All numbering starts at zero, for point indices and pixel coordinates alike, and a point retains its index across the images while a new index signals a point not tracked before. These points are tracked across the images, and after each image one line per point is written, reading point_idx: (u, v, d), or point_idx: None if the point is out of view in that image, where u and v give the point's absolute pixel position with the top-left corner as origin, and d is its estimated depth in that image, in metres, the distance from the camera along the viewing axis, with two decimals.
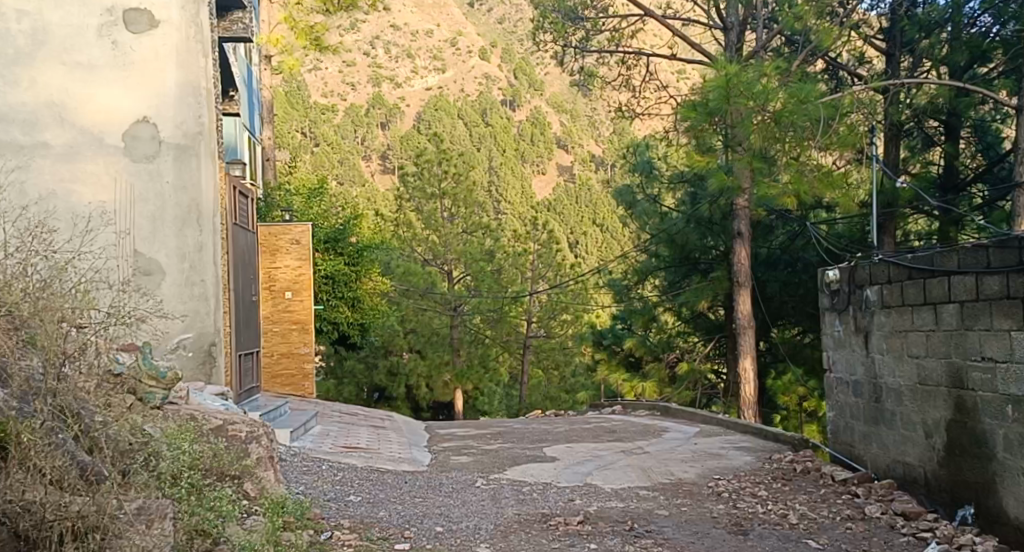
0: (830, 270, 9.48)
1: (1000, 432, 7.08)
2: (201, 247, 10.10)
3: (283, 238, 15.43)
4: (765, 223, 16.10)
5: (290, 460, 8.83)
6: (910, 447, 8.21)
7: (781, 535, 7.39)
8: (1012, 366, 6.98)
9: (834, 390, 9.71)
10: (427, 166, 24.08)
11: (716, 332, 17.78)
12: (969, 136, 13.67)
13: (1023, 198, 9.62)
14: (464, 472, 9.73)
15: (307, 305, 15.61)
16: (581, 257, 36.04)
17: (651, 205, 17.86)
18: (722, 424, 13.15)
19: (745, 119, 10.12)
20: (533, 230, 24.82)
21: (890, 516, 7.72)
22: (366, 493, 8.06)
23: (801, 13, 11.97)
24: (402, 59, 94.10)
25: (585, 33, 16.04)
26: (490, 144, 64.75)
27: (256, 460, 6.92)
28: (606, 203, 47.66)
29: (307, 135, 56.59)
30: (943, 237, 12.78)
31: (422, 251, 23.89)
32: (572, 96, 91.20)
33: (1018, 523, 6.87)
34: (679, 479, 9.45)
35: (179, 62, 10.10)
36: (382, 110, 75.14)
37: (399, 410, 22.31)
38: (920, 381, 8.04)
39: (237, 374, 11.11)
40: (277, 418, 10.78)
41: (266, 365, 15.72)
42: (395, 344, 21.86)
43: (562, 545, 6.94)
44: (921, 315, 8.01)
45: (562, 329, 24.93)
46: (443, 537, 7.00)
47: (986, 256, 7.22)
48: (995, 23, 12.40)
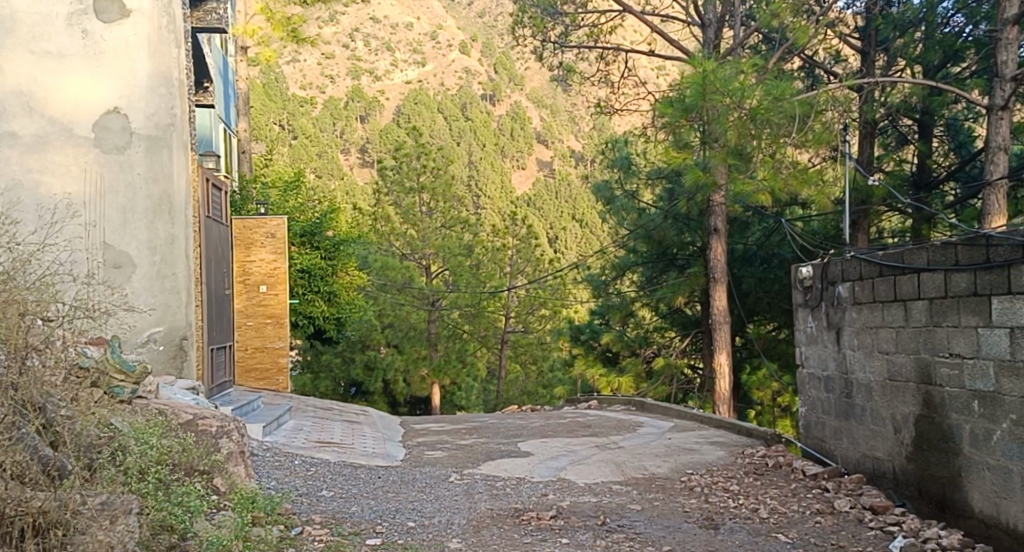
0: (804, 266, 9.56)
1: (966, 427, 7.14)
2: (173, 239, 10.12)
3: (258, 231, 15.40)
4: (741, 220, 16.17)
5: (261, 455, 8.80)
6: (879, 442, 8.29)
7: (752, 529, 7.46)
8: (978, 363, 7.05)
9: (806, 386, 9.78)
10: (405, 159, 24.04)
11: (692, 327, 17.99)
12: (942, 134, 13.83)
13: (993, 196, 9.84)
14: (438, 467, 9.71)
15: (282, 299, 15.59)
16: (561, 250, 36.18)
17: (629, 201, 17.86)
18: (697, 418, 13.25)
19: (721, 116, 10.20)
20: (511, 224, 24.50)
21: (859, 510, 7.81)
22: (338, 488, 8.04)
23: (778, 10, 12.21)
24: (383, 51, 93.15)
25: (564, 28, 15.99)
26: (469, 139, 64.74)
27: (227, 455, 6.85)
28: (586, 198, 47.83)
29: (285, 127, 56.26)
30: (917, 234, 12.89)
31: (400, 246, 23.73)
32: (552, 91, 91.33)
33: (984, 517, 6.94)
34: (652, 474, 9.50)
35: (151, 52, 10.07)
36: (361, 104, 74.90)
37: (375, 404, 22.42)
38: (890, 377, 8.12)
39: (209, 367, 11.09)
40: (250, 412, 10.81)
41: (239, 359, 15.60)
42: (373, 338, 21.91)
43: (533, 540, 6.98)
44: (891, 312, 8.09)
45: (540, 324, 24.86)
46: (414, 532, 7.02)
47: (953, 253, 7.30)
48: (968, 23, 12.52)
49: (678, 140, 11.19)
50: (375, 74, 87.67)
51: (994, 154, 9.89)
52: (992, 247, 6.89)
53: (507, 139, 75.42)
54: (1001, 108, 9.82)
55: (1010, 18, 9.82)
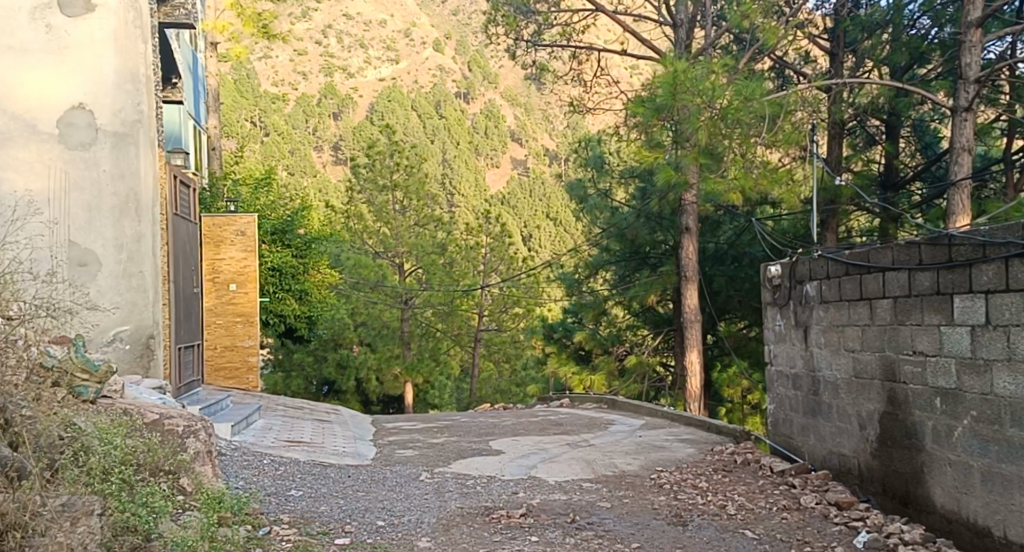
0: (772, 265, 9.65)
1: (928, 423, 7.23)
2: (139, 238, 10.05)
3: (227, 230, 15.31)
4: (713, 219, 16.28)
5: (230, 455, 8.76)
6: (845, 439, 8.37)
7: (719, 526, 7.53)
8: (941, 360, 7.14)
9: (774, 383, 9.87)
10: (378, 157, 23.64)
11: (664, 325, 18.06)
12: (909, 135, 14.01)
13: (958, 197, 9.97)
14: (408, 466, 9.74)
15: (252, 297, 15.55)
16: (535, 249, 36.18)
17: (602, 200, 17.94)
18: (667, 416, 13.34)
19: (692, 115, 10.28)
20: (484, 223, 24.53)
21: (824, 506, 7.89)
22: (307, 487, 8.05)
23: (748, 12, 12.32)
24: (356, 48, 92.68)
25: (537, 27, 15.80)
26: (443, 137, 64.72)
27: (193, 455, 6.81)
28: (560, 197, 47.95)
29: (257, 124, 55.95)
30: (884, 234, 13.03)
31: (373, 244, 23.58)
32: (526, 90, 91.46)
33: (945, 512, 7.03)
34: (622, 471, 9.57)
35: (118, 48, 10.01)
36: (334, 101, 74.61)
37: (348, 403, 22.40)
38: (855, 375, 8.21)
39: (176, 367, 11.04)
40: (218, 411, 10.76)
41: (208, 357, 15.53)
42: (345, 337, 21.78)
43: (503, 538, 7.01)
44: (857, 310, 8.18)
45: (512, 323, 25.07)
46: (383, 531, 7.04)
47: (917, 253, 7.39)
48: (933, 26, 12.69)
49: (651, 139, 11.25)
50: (349, 71, 87.26)
51: (958, 156, 10.03)
52: (953, 246, 6.98)
53: (481, 137, 75.36)
54: (965, 110, 9.95)
55: (974, 21, 9.96)
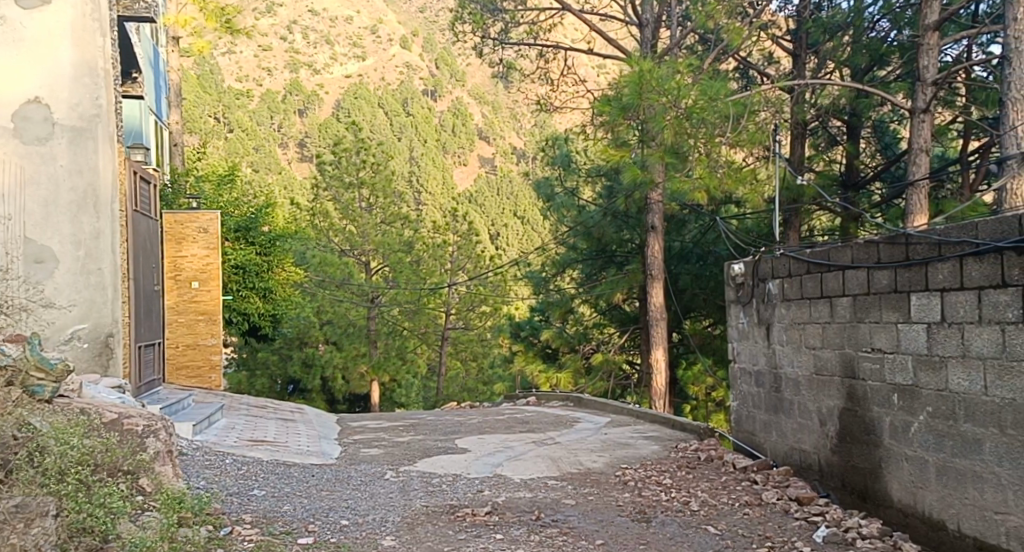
0: (735, 263, 9.73)
1: (887, 419, 7.33)
2: (99, 234, 9.97)
3: (190, 226, 15.21)
4: (678, 217, 16.28)
5: (191, 455, 8.70)
6: (806, 435, 8.46)
7: (682, 522, 7.60)
8: (898, 357, 7.23)
9: (737, 380, 9.95)
10: (345, 154, 23.89)
11: (631, 323, 18.15)
12: (870, 136, 14.19)
13: (917, 197, 10.16)
14: (373, 464, 9.74)
15: (215, 295, 15.46)
16: (504, 248, 36.21)
17: (569, 198, 18.01)
18: (633, 414, 13.42)
19: (658, 114, 10.35)
20: (452, 221, 24.47)
21: (785, 501, 7.96)
22: (270, 487, 8.03)
23: (713, 12, 12.44)
24: (321, 44, 92.06)
25: (503, 25, 15.93)
26: (409, 135, 64.68)
27: (153, 454, 6.76)
28: (527, 195, 48.06)
29: (221, 120, 55.51)
30: (845, 233, 13.20)
31: (338, 242, 23.33)
32: (493, 88, 91.50)
33: (902, 507, 7.13)
34: (587, 468, 9.62)
35: (76, 41, 9.91)
36: (300, 97, 74.22)
37: (314, 403, 22.36)
38: (816, 372, 8.30)
39: (136, 366, 10.95)
40: (180, 411, 10.66)
41: (170, 357, 15.39)
42: (311, 336, 21.72)
43: (468, 536, 7.03)
44: (818, 308, 8.27)
45: (480, 322, 25.09)
46: (348, 529, 7.04)
47: (876, 251, 7.48)
48: (893, 28, 12.76)
49: (617, 138, 11.29)
50: (315, 67, 86.81)
51: (917, 157, 10.18)
52: (911, 245, 7.07)
53: (449, 135, 75.31)
54: (922, 111, 10.10)
55: (931, 24, 10.13)
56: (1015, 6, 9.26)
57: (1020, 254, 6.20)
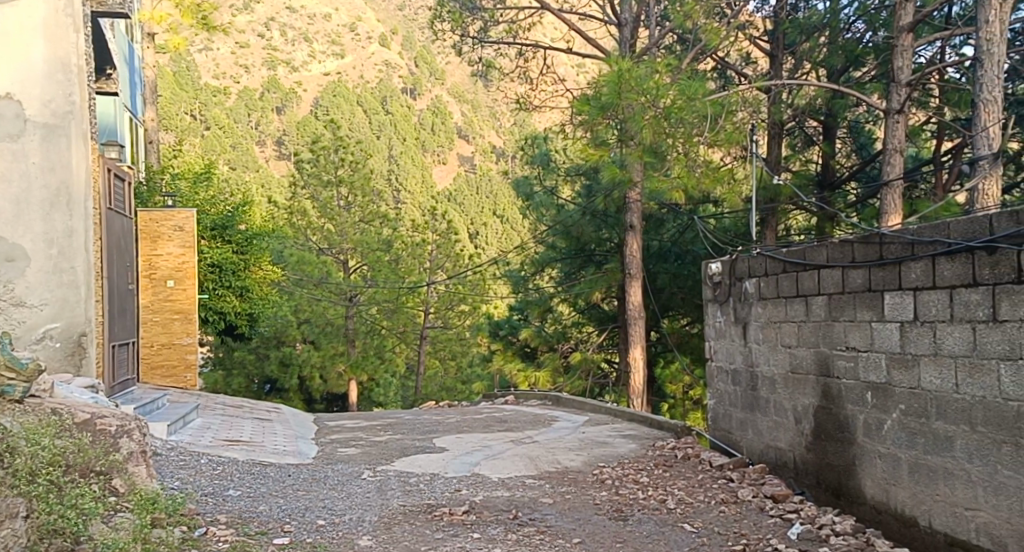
0: (713, 262, 9.77)
1: (860, 417, 7.38)
2: (71, 233, 9.89)
3: (164, 224, 15.14)
4: (656, 217, 16.32)
5: (166, 455, 8.67)
6: (782, 432, 8.50)
7: (658, 520, 7.62)
8: (872, 355, 7.28)
9: (714, 378, 9.98)
10: (323, 152, 23.65)
11: (609, 322, 18.19)
12: (845, 137, 14.29)
13: (890, 196, 10.24)
14: (350, 464, 9.71)
15: (190, 292, 15.36)
16: (483, 247, 36.21)
17: (547, 197, 18.01)
18: (610, 412, 13.45)
19: (636, 114, 10.38)
20: (431, 220, 24.53)
21: (761, 499, 8.01)
22: (246, 487, 8.00)
23: (691, 13, 12.49)
24: (299, 41, 91.62)
25: (483, 24, 15.88)
26: (388, 133, 64.52)
27: (126, 455, 6.72)
28: (506, 194, 48.07)
29: (197, 118, 55.16)
30: (821, 232, 13.29)
31: (316, 240, 23.31)
32: (472, 86, 91.46)
33: (875, 504, 7.18)
34: (564, 467, 9.63)
35: (48, 37, 9.85)
36: (277, 95, 73.90)
37: (291, 402, 22.28)
38: (791, 370, 8.35)
39: (110, 365, 10.88)
40: (155, 411, 10.59)
41: (144, 356, 15.31)
42: (288, 335, 21.64)
43: (445, 536, 7.02)
44: (794, 307, 8.31)
45: (459, 320, 25.27)
46: (324, 530, 7.01)
47: (851, 250, 7.52)
48: (868, 29, 12.86)
49: (596, 137, 11.31)
50: (293, 65, 86.42)
51: (891, 157, 10.24)
52: (885, 245, 7.11)
53: (428, 134, 75.17)
54: (897, 112, 10.15)
55: (906, 26, 10.20)
56: (987, 9, 9.35)
57: (990, 254, 6.25)
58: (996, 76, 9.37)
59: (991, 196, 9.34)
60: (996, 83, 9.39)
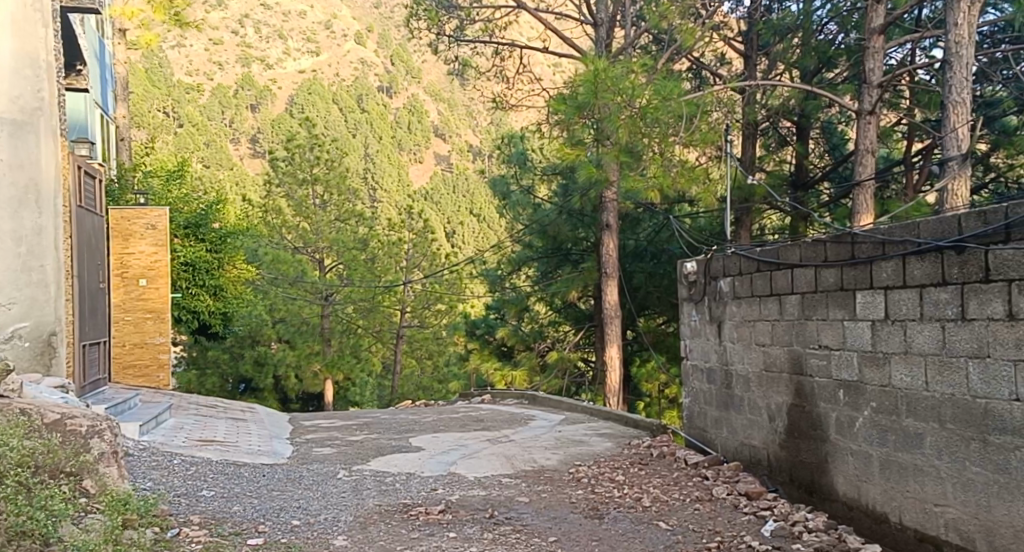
0: (688, 262, 9.79)
1: (832, 415, 7.42)
2: (40, 230, 9.86)
3: (137, 222, 14.99)
4: (632, 216, 16.36)
5: (138, 455, 8.61)
6: (756, 430, 8.55)
7: (634, 518, 7.64)
8: (844, 353, 7.33)
9: (689, 377, 10.02)
10: (297, 150, 23.63)
11: (585, 321, 18.23)
12: (818, 137, 14.38)
13: (862, 197, 10.32)
14: (325, 464, 9.67)
15: (163, 292, 15.28)
16: (460, 246, 36.19)
17: (524, 196, 18.02)
18: (586, 411, 13.47)
19: (612, 114, 10.40)
20: (408, 219, 24.59)
21: (734, 496, 8.04)
22: (219, 488, 7.94)
23: (667, 13, 12.55)
24: (274, 38, 91.17)
25: (458, 22, 15.92)
26: (364, 132, 64.43)
27: (97, 456, 6.65)
28: (483, 193, 48.07)
29: (170, 115, 54.82)
30: (795, 232, 13.37)
31: (291, 239, 23.17)
32: (449, 85, 91.39)
33: (847, 500, 7.23)
34: (541, 466, 9.64)
35: (15, 32, 9.74)
36: (252, 93, 73.57)
37: (266, 402, 22.21)
38: (765, 368, 8.39)
39: (81, 365, 10.79)
40: (126, 411, 10.51)
41: (116, 356, 15.19)
42: (263, 334, 21.54)
43: (420, 535, 7.01)
44: (767, 305, 8.36)
45: (435, 319, 25.17)
46: (299, 530, 6.98)
47: (823, 250, 7.57)
48: (841, 31, 12.99)
49: (572, 137, 11.31)
50: (268, 62, 86.05)
51: (863, 158, 10.32)
52: (856, 244, 7.16)
53: (404, 133, 75.02)
54: (868, 113, 10.23)
55: (877, 28, 10.27)
56: (956, 12, 9.44)
57: (959, 253, 6.30)
58: (964, 79, 9.45)
59: (961, 197, 9.37)
60: (965, 85, 9.46)
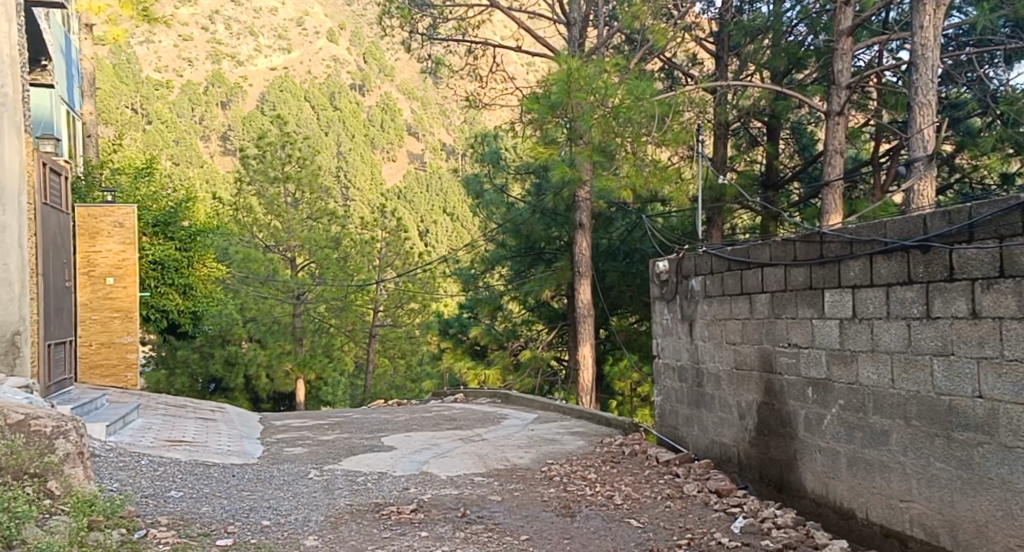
0: (659, 261, 9.82)
1: (801, 412, 7.46)
2: (4, 228, 9.76)
3: (104, 220, 14.88)
4: (605, 215, 16.40)
5: (105, 456, 8.54)
6: (726, 428, 8.58)
7: (606, 516, 7.65)
8: (813, 351, 7.37)
9: (661, 375, 10.03)
10: (269, 148, 23.48)
11: (558, 320, 18.25)
12: (788, 138, 14.46)
13: (830, 197, 10.40)
14: (296, 464, 9.61)
15: (131, 291, 15.12)
16: (433, 244, 36.10)
17: (497, 195, 18.01)
18: (559, 410, 13.47)
19: (585, 114, 10.41)
20: (381, 217, 24.58)
21: (705, 493, 8.07)
22: (188, 488, 7.88)
23: (639, 13, 12.58)
24: (244, 34, 90.56)
25: (432, 20, 15.87)
26: (336, 130, 64.25)
27: (62, 456, 6.59)
28: (456, 191, 47.99)
29: (138, 111, 54.32)
30: (766, 231, 13.45)
31: (263, 238, 22.98)
32: (422, 83, 91.17)
33: (816, 497, 7.27)
34: (513, 465, 9.63)
35: None
36: (222, 89, 73.11)
37: (236, 402, 22.09)
38: (736, 366, 8.42)
39: (46, 365, 10.67)
40: (94, 411, 10.41)
41: (83, 356, 15.06)
42: (234, 333, 21.40)
43: (392, 535, 6.98)
44: (738, 304, 8.39)
45: (408, 318, 25.07)
46: (269, 530, 6.94)
47: (793, 249, 7.61)
48: (810, 32, 13.09)
49: (546, 136, 11.29)
50: (239, 59, 85.50)
51: (831, 158, 10.40)
52: (825, 243, 7.20)
53: (377, 131, 74.77)
54: (836, 114, 10.30)
55: (845, 29, 10.34)
56: (921, 15, 9.49)
57: (924, 252, 6.35)
58: (930, 80, 9.54)
59: (926, 198, 9.50)
60: (930, 87, 9.56)
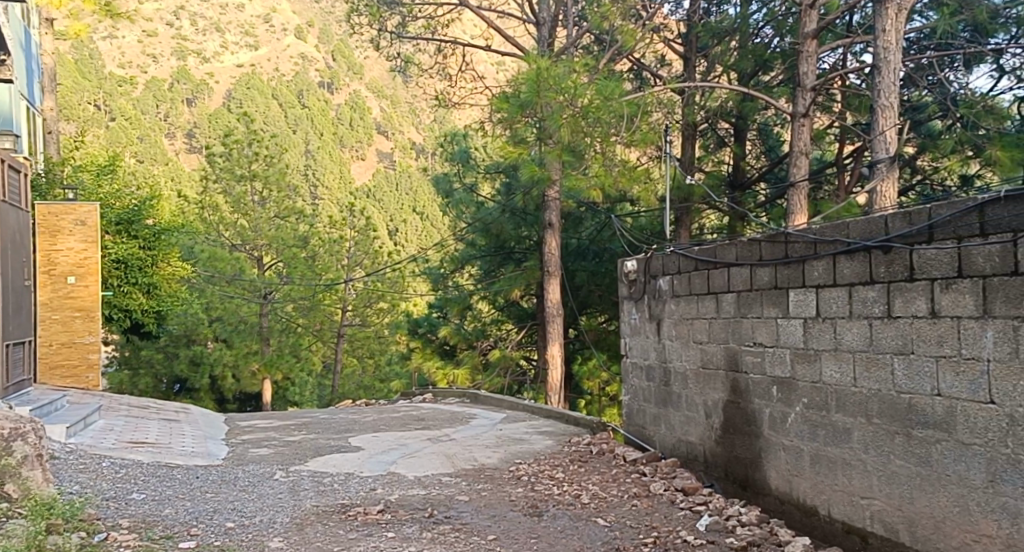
0: (627, 261, 9.83)
1: (766, 410, 7.49)
2: None
3: (65, 218, 14.76)
4: (574, 215, 16.41)
5: (65, 458, 8.42)
6: (692, 427, 8.60)
7: (573, 515, 7.64)
8: (778, 350, 7.40)
9: (628, 375, 10.03)
10: (235, 146, 23.18)
11: (528, 319, 18.23)
12: (755, 139, 14.52)
13: (795, 197, 10.46)
14: (262, 464, 9.53)
15: (93, 290, 14.94)
16: (402, 243, 36.00)
17: (467, 195, 17.98)
18: (528, 410, 13.45)
19: (554, 114, 10.45)
20: (349, 215, 24.53)
21: (671, 492, 8.09)
22: (151, 490, 7.79)
23: (608, 13, 12.57)
24: (211, 31, 89.87)
25: (401, 18, 15.78)
26: (305, 128, 63.89)
27: (20, 459, 6.50)
28: (425, 190, 47.89)
29: (101, 108, 53.74)
30: (734, 231, 13.50)
31: (229, 236, 22.87)
32: (392, 82, 90.95)
33: (780, 494, 7.30)
34: (482, 464, 9.61)
35: None
36: (187, 86, 72.49)
37: (201, 402, 22.00)
38: (702, 365, 8.44)
39: (4, 365, 10.50)
40: (53, 412, 10.29)
41: (43, 356, 14.84)
42: (199, 333, 21.24)
43: (358, 536, 6.94)
44: (705, 304, 8.41)
45: (377, 318, 25.01)
46: (233, 532, 6.87)
47: (758, 249, 7.64)
48: (776, 35, 13.16)
49: (516, 136, 11.26)
50: (205, 56, 84.79)
51: (796, 159, 10.46)
52: (790, 243, 7.23)
53: (347, 129, 74.47)
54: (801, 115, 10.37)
55: (810, 32, 10.40)
56: (884, 18, 9.57)
57: (885, 252, 6.40)
58: (892, 83, 9.63)
59: (888, 199, 9.57)
60: (893, 89, 9.64)
